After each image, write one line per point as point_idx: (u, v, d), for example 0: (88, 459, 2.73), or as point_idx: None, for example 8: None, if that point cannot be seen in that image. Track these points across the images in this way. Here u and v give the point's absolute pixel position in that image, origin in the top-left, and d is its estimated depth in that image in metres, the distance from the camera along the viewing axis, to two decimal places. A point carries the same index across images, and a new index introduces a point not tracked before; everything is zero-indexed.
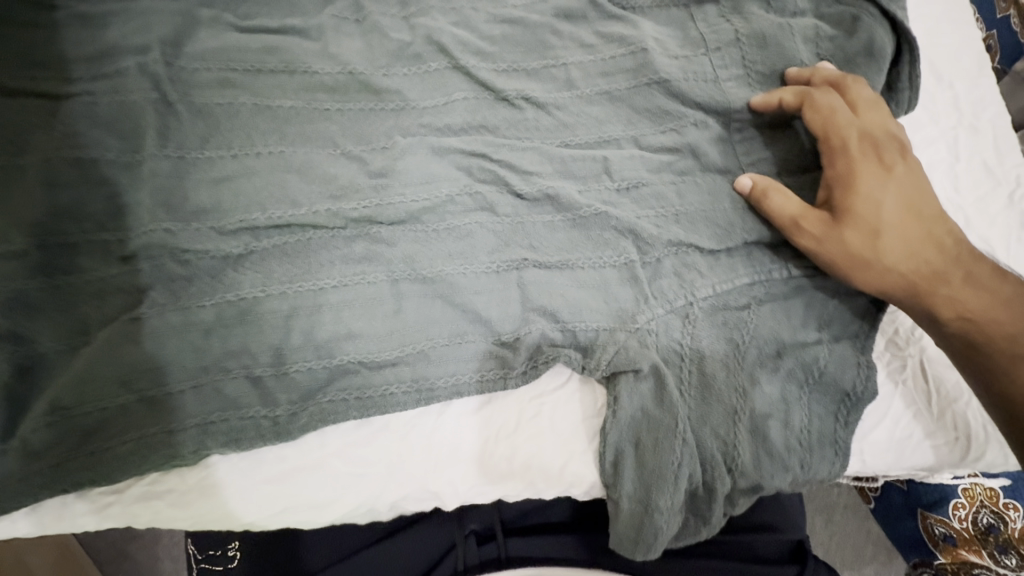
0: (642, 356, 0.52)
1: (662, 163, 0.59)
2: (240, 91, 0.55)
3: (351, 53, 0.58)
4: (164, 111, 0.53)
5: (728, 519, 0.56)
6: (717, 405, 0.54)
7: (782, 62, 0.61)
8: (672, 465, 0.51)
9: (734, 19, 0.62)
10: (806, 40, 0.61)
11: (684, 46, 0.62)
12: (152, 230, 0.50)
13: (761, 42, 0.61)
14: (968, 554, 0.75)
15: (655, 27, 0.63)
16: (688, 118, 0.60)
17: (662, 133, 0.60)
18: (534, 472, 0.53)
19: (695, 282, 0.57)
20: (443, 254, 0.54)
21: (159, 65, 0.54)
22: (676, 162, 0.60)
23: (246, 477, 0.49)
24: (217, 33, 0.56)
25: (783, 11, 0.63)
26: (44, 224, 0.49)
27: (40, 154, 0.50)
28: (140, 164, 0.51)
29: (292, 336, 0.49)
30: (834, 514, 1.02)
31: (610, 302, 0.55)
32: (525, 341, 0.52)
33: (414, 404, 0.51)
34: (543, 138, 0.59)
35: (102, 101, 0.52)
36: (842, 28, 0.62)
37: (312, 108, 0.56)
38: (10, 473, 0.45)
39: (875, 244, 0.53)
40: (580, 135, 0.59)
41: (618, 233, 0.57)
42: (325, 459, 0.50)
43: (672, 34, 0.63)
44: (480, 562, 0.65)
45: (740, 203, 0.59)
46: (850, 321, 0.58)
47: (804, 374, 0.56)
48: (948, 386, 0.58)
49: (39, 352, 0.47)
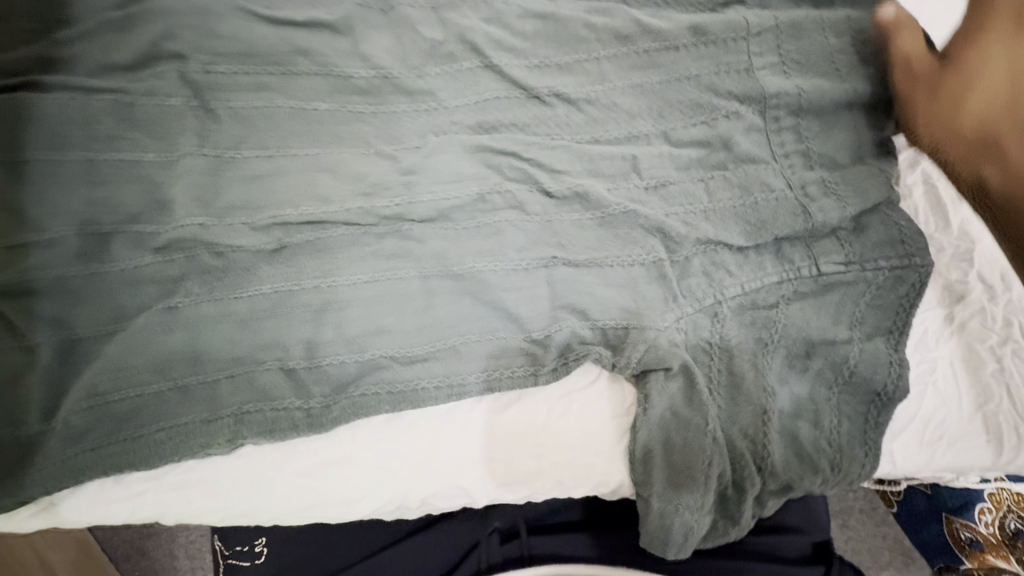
0: (671, 354, 0.52)
1: (690, 161, 0.59)
2: (272, 92, 0.56)
3: (382, 53, 0.58)
4: (200, 112, 0.54)
5: (756, 519, 0.55)
6: (746, 405, 0.54)
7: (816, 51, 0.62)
8: (701, 462, 0.51)
9: (768, 12, 0.64)
10: (840, 32, 0.63)
11: (727, 27, 0.62)
12: (189, 225, 0.51)
13: (796, 31, 0.62)
14: (995, 559, 0.74)
15: (691, 16, 0.63)
16: (717, 119, 0.61)
17: (688, 129, 0.60)
18: (562, 470, 0.53)
19: (724, 281, 0.57)
20: (472, 251, 0.54)
21: (197, 74, 0.55)
22: (706, 159, 0.60)
23: (277, 470, 0.49)
24: (250, 30, 0.56)
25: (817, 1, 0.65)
26: (78, 215, 0.50)
27: (74, 150, 0.51)
28: (181, 162, 0.52)
29: (324, 331, 0.50)
30: (850, 519, 1.01)
31: (639, 300, 0.55)
32: (555, 338, 0.53)
33: (445, 399, 0.51)
34: (572, 135, 0.59)
35: (138, 101, 0.53)
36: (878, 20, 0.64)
37: (346, 109, 0.56)
38: (47, 456, 0.46)
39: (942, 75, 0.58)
40: (607, 135, 0.60)
41: (645, 232, 0.57)
42: (355, 454, 0.50)
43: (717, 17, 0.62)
44: (504, 559, 0.65)
45: (773, 203, 0.59)
46: (882, 319, 0.57)
47: (834, 374, 0.56)
48: (979, 387, 0.57)
49: (77, 337, 0.48)
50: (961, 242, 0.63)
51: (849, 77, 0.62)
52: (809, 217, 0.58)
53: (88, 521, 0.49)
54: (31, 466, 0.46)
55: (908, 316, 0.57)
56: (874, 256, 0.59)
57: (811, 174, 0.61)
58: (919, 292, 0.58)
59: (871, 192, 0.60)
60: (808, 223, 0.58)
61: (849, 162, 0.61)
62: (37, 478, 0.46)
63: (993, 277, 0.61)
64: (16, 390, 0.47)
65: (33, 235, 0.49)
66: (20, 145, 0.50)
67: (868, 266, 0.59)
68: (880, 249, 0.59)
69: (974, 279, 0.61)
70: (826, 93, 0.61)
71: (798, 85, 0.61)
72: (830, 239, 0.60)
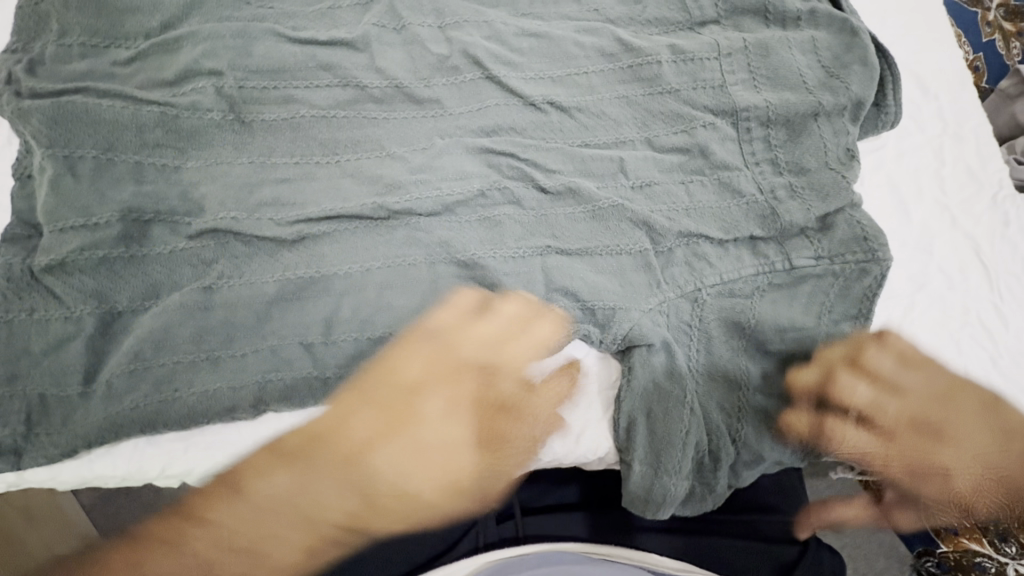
0: (653, 333, 0.58)
1: (670, 165, 0.66)
2: (298, 102, 0.63)
3: (395, 67, 0.65)
4: (231, 119, 0.61)
5: (732, 489, 0.60)
6: (721, 382, 0.59)
7: (783, 68, 0.69)
8: (680, 431, 0.56)
9: (740, 33, 0.71)
10: (805, 51, 0.70)
11: (701, 48, 0.69)
12: (222, 218, 0.57)
13: (764, 51, 0.69)
14: (969, 542, 0.78)
15: (670, 39, 0.71)
16: (695, 126, 0.67)
17: (669, 136, 0.67)
18: (553, 438, 0.58)
19: (704, 271, 0.62)
20: (475, 242, 0.60)
21: (232, 89, 0.62)
22: (685, 163, 0.66)
23: (296, 433, 0.55)
24: (278, 49, 0.64)
25: (784, 24, 0.72)
26: (123, 204, 0.56)
27: (123, 151, 0.58)
28: (221, 167, 0.59)
29: (342, 310, 0.56)
30: (845, 525, 1.04)
31: (626, 286, 0.61)
32: (548, 317, 0.58)
33: (448, 370, 0.56)
34: (565, 139, 0.66)
35: (176, 109, 0.60)
36: (841, 39, 0.70)
37: (362, 116, 0.63)
38: (90, 414, 0.52)
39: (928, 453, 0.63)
40: (595, 142, 0.66)
41: (632, 224, 0.63)
42: (367, 420, 0.56)
43: (688, 42, 0.70)
44: (499, 539, 0.69)
45: (745, 207, 0.65)
46: (850, 306, 0.62)
47: (806, 357, 0.61)
48: (937, 368, 0.64)
49: (118, 310, 0.55)
50: (921, 238, 0.69)
51: (816, 88, 0.68)
52: (783, 214, 0.64)
53: (123, 478, 0.54)
54: (75, 423, 0.52)
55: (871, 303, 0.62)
56: (841, 251, 0.63)
57: (783, 177, 0.66)
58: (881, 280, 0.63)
59: (833, 195, 0.64)
60: (777, 223, 0.64)
61: (815, 166, 0.66)
62: (81, 435, 0.51)
63: (950, 272, 0.68)
64: (62, 356, 0.53)
65: (80, 220, 0.55)
66: (76, 145, 0.57)
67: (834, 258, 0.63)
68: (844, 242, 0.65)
69: (933, 271, 0.67)
70: (793, 104, 0.67)
71: (766, 99, 0.68)
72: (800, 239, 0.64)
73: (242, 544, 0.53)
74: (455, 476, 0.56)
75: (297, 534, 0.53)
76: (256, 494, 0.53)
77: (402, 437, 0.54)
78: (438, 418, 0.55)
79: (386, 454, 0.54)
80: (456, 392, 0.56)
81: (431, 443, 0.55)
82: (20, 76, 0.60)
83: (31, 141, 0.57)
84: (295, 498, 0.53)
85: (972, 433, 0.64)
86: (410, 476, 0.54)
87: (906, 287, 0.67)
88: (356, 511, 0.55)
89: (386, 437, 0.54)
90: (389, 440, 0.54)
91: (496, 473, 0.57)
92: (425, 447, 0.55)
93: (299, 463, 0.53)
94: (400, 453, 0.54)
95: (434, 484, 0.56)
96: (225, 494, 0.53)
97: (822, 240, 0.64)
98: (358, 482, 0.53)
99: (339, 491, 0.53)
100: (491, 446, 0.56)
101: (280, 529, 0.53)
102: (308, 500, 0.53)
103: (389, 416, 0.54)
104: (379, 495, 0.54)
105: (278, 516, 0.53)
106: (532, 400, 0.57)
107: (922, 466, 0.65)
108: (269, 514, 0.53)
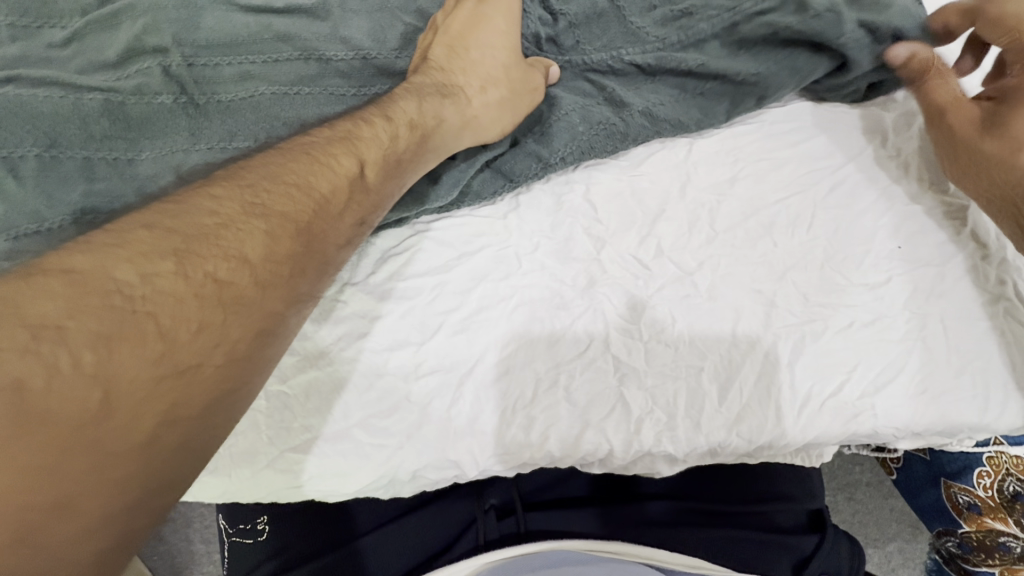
0: (645, 304, 0.58)
1: (565, 62, 0.64)
2: (257, 82, 0.56)
3: (362, 36, 0.59)
4: (188, 111, 0.55)
5: (732, 458, 0.57)
6: (723, 370, 0.56)
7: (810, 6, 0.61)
8: (672, 424, 0.55)
9: None
10: None
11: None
12: (159, 182, 0.54)
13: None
14: (993, 522, 0.74)
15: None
16: (676, 86, 0.63)
17: (637, 90, 0.63)
18: (551, 440, 0.54)
19: (689, 239, 0.60)
20: (470, 211, 0.60)
21: (181, 67, 0.56)
22: (598, 64, 0.63)
23: (276, 446, 0.53)
24: (230, 21, 0.57)
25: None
26: (75, 206, 0.52)
27: (62, 148, 0.53)
28: (179, 156, 0.54)
29: (334, 297, 0.56)
30: (856, 491, 1.01)
31: (609, 248, 0.59)
32: (524, 306, 0.57)
33: (432, 353, 0.55)
34: (559, 116, 0.62)
35: (125, 101, 0.55)
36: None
37: (344, 89, 0.58)
38: None
39: (241, 288, 0.37)
40: (581, 122, 0.61)
41: (616, 177, 0.62)
42: (348, 430, 0.53)
43: None
44: (500, 537, 0.65)
45: (744, 178, 0.62)
46: (848, 271, 0.60)
47: (806, 333, 0.57)
48: (969, 343, 0.58)
49: None
50: (956, 200, 0.62)
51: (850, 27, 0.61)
52: (776, 187, 0.62)
53: None
54: None
55: (864, 262, 0.60)
56: (844, 205, 0.62)
57: (678, 21, 0.63)
58: (878, 228, 0.61)
59: (825, 159, 0.63)
60: (766, 189, 0.62)
61: (811, 129, 0.64)
62: None
63: (986, 236, 0.61)
64: None
65: (33, 226, 0.52)
66: (17, 144, 0.53)
67: (835, 234, 0.61)
68: (849, 207, 0.62)
69: (966, 237, 0.61)
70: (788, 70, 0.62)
71: (757, 61, 0.63)
72: (806, 219, 0.61)
73: (113, 380, 0.30)
74: (371, 199, 0.49)
75: (192, 332, 0.34)
76: (161, 228, 0.37)
77: (479, 16, 0.61)
78: (516, 77, 0.60)
79: (359, 159, 0.49)
80: (424, 90, 0.57)
81: (254, 268, 0.38)
82: None
83: None
84: (202, 293, 0.35)
85: (255, 269, 0.38)
86: (482, 112, 0.59)
87: (939, 254, 0.60)
88: (261, 313, 0.38)
89: (262, 197, 0.41)
90: (359, 148, 0.49)
91: (388, 179, 0.51)
92: (349, 144, 0.49)
93: (300, 183, 0.44)
94: (318, 170, 0.45)
95: (401, 177, 0.52)
96: (20, 310, 0.30)
97: (822, 211, 0.61)
98: (285, 247, 0.40)
99: (302, 197, 0.43)
100: (340, 189, 0.46)
101: (167, 311, 0.34)
102: (261, 209, 0.41)
103: (413, 102, 0.55)
104: (421, 144, 0.54)
105: (216, 284, 0.36)
106: (195, 246, 0.37)
107: (431, 130, 0.55)
108: (151, 300, 0.34)
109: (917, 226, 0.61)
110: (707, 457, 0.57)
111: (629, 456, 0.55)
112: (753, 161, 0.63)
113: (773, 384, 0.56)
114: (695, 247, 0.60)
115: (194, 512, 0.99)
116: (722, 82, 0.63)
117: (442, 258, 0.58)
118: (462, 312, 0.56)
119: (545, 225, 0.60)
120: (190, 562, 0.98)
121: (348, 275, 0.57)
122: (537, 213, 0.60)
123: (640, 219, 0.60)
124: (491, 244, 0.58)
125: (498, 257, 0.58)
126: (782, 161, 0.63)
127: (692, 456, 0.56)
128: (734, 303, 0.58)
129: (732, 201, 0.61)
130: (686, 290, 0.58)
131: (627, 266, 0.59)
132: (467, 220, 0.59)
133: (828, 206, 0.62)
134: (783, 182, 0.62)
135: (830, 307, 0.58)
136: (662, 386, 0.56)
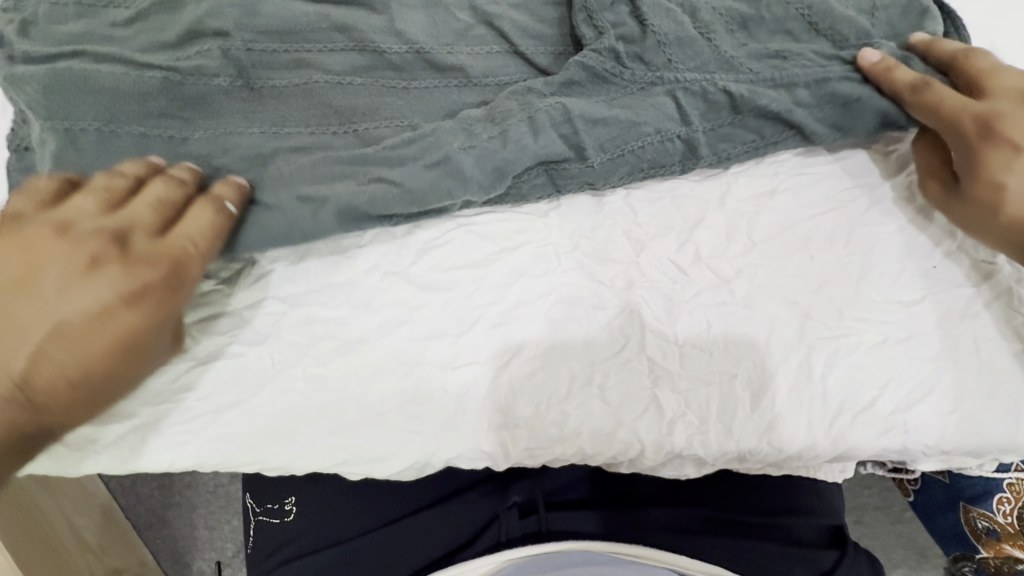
0: (681, 311, 0.58)
1: (656, 78, 0.60)
2: (312, 70, 0.58)
3: (416, 31, 0.60)
4: (246, 95, 0.57)
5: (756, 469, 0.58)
6: (753, 378, 0.57)
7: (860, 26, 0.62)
8: (702, 429, 0.55)
9: None
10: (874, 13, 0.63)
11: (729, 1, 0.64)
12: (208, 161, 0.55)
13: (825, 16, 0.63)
14: (1011, 548, 0.75)
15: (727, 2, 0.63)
16: (755, 131, 0.61)
17: (712, 130, 0.60)
18: (583, 438, 0.55)
19: (728, 246, 0.61)
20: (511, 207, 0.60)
21: (239, 51, 0.57)
22: (691, 84, 0.60)
23: (315, 428, 0.54)
24: (289, 9, 0.59)
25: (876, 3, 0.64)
26: None
27: (119, 123, 0.54)
28: (231, 138, 0.56)
29: (375, 283, 0.57)
30: (864, 515, 1.00)
31: (647, 251, 0.60)
32: (561, 304, 0.57)
33: (470, 347, 0.55)
34: (632, 140, 0.59)
35: (181, 81, 0.56)
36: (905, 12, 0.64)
37: (393, 83, 0.59)
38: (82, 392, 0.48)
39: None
40: (649, 156, 0.60)
41: (659, 186, 0.62)
42: (385, 415, 0.54)
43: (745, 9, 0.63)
44: (522, 534, 0.65)
45: (785, 191, 0.63)
46: (887, 288, 0.60)
47: (838, 345, 0.58)
48: (1000, 364, 0.58)
49: None
50: None
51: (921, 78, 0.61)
52: (814, 202, 0.62)
53: (144, 460, 0.53)
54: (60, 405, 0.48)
55: (899, 279, 0.61)
56: (882, 222, 0.62)
57: (771, 60, 0.61)
58: (914, 245, 0.62)
59: (866, 177, 0.64)
60: (804, 203, 0.62)
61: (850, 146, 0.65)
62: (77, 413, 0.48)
63: None
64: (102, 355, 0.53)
65: None
66: (76, 118, 0.54)
67: (872, 250, 0.61)
68: (885, 222, 0.62)
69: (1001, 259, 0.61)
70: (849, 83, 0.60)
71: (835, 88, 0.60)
72: (843, 233, 0.62)
73: None
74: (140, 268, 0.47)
75: None
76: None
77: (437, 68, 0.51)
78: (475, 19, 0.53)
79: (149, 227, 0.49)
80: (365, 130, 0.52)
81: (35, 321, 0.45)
82: (14, 40, 0.56)
83: (32, 111, 0.54)
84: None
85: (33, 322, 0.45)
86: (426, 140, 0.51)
87: (973, 275, 0.61)
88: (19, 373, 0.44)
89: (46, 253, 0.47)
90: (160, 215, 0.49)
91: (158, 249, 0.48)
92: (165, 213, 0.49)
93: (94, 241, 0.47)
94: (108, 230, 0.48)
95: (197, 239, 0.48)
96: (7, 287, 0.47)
97: (859, 227, 0.62)
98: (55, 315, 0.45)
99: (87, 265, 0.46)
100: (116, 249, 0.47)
101: None
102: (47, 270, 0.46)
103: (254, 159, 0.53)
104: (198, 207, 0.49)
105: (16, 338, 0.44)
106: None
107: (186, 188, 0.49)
108: None
109: (954, 246, 0.62)
110: (735, 463, 0.57)
111: (660, 457, 0.56)
112: (792, 173, 0.63)
113: (805, 395, 0.56)
114: (732, 255, 0.60)
115: (199, 498, 0.99)
116: (799, 134, 0.61)
117: (484, 252, 0.58)
118: (500, 306, 0.57)
119: (585, 225, 0.60)
120: (192, 548, 0.98)
121: (390, 263, 0.57)
122: (577, 214, 0.61)
123: (679, 225, 0.61)
124: (531, 241, 0.59)
125: (538, 254, 0.59)
126: (821, 177, 0.63)
127: (721, 460, 0.57)
128: (770, 314, 0.58)
129: (770, 213, 0.62)
130: (722, 296, 0.59)
131: (665, 271, 0.59)
132: (508, 216, 0.60)
133: (868, 224, 0.62)
134: (820, 199, 0.63)
135: (864, 322, 0.59)
136: (695, 390, 0.56)
